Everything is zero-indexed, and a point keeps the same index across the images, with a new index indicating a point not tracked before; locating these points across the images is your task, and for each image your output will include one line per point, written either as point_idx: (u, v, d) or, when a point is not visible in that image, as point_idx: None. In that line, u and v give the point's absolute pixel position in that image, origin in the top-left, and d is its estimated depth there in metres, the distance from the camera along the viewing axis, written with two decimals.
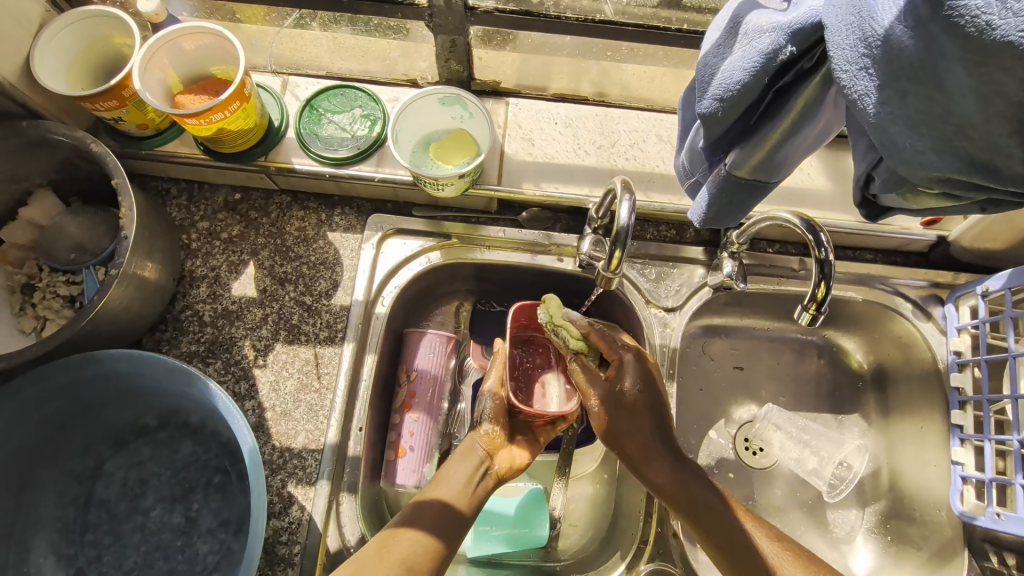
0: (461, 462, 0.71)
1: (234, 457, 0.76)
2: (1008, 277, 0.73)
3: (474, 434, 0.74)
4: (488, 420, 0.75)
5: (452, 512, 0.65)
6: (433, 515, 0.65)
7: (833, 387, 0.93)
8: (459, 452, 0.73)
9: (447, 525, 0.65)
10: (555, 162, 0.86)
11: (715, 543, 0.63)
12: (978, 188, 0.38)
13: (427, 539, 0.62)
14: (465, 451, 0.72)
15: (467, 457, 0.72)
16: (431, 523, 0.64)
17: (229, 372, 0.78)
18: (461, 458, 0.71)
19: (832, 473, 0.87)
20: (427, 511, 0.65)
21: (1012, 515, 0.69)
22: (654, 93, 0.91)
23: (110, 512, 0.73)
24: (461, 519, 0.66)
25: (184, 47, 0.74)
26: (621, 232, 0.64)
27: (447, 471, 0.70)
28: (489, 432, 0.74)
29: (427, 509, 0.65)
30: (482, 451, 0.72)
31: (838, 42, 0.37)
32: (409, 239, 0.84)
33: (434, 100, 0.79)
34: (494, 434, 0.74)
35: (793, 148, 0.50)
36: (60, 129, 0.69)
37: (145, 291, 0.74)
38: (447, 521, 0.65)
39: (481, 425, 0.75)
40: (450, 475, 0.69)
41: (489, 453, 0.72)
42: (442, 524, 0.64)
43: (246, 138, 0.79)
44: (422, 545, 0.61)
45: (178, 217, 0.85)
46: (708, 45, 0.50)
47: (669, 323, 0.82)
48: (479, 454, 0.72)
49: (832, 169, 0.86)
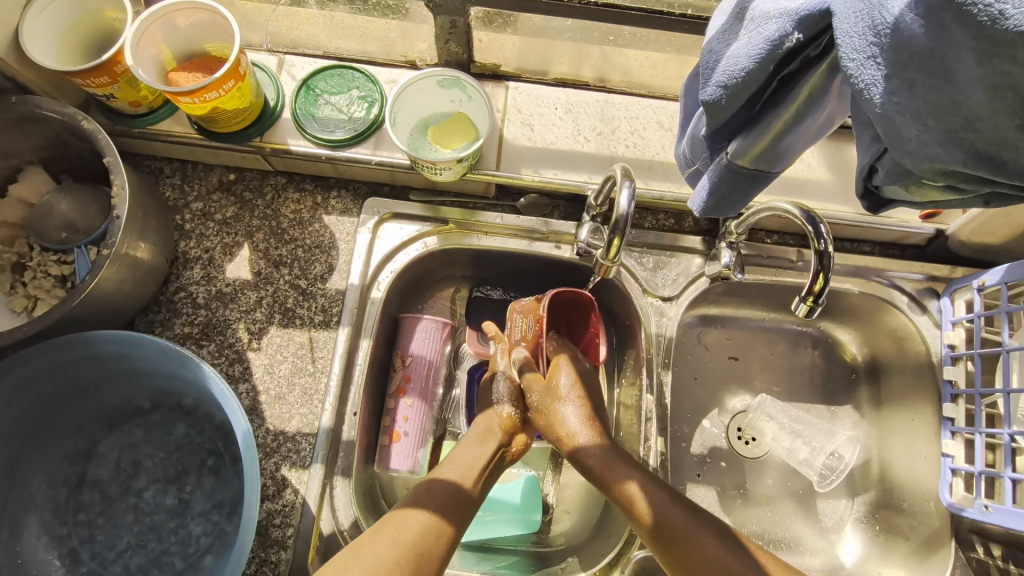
0: (479, 446, 0.71)
1: (228, 440, 0.75)
2: (1005, 272, 0.73)
3: (493, 417, 0.74)
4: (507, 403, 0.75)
5: (461, 494, 0.66)
6: (444, 497, 0.65)
7: (827, 378, 0.93)
8: (477, 433, 0.73)
9: (457, 508, 0.65)
10: (556, 148, 0.85)
11: (643, 528, 0.65)
12: (983, 181, 0.38)
13: (437, 521, 0.63)
14: (484, 435, 0.72)
15: (485, 441, 0.72)
16: (442, 506, 0.64)
17: (223, 355, 0.78)
18: (479, 442, 0.72)
19: (823, 463, 0.87)
20: (436, 492, 0.66)
21: (1000, 507, 0.69)
22: (656, 79, 0.90)
23: (102, 493, 0.73)
24: (468, 499, 0.66)
25: (177, 23, 0.72)
26: (620, 220, 0.63)
27: (463, 454, 0.70)
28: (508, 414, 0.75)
29: (438, 490, 0.66)
30: (501, 436, 0.73)
31: (846, 30, 0.36)
32: (406, 223, 0.84)
33: (432, 83, 0.77)
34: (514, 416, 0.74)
35: (795, 138, 0.50)
36: (50, 105, 0.68)
37: (137, 272, 0.73)
38: (455, 503, 0.65)
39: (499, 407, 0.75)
40: (465, 458, 0.70)
41: (506, 437, 0.73)
42: (451, 505, 0.65)
43: (242, 117, 0.78)
44: (430, 527, 0.62)
45: (172, 197, 0.84)
46: (714, 31, 0.49)
47: (665, 312, 0.82)
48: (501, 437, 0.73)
49: (833, 160, 0.85)
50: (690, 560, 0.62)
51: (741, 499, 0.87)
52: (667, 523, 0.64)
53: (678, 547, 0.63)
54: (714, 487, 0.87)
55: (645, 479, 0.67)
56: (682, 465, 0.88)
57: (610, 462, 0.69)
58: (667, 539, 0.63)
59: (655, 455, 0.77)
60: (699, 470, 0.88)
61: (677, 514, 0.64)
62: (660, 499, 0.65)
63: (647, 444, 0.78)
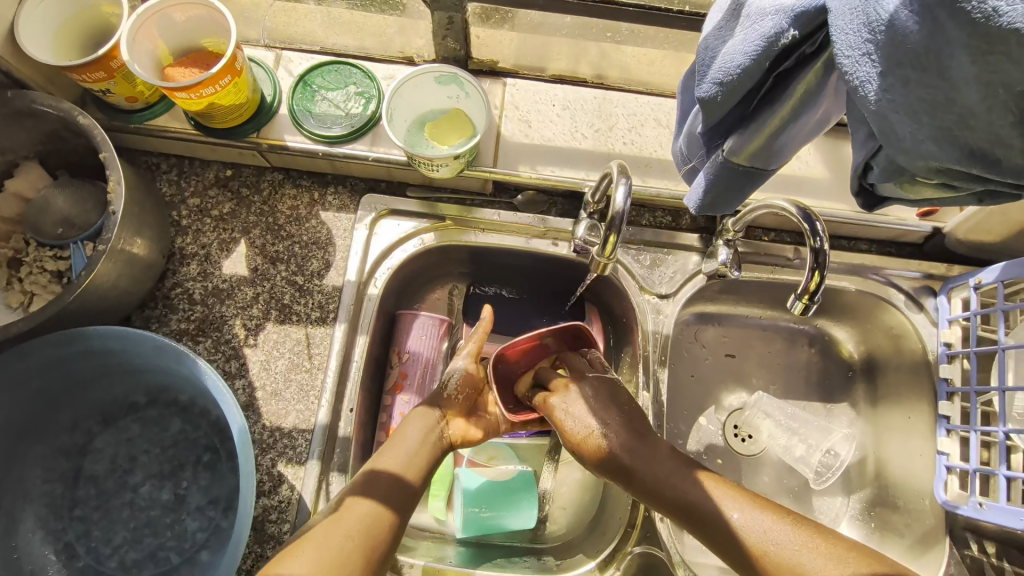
0: (417, 423, 0.72)
1: (224, 436, 0.75)
2: (1001, 270, 0.73)
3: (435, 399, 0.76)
4: (454, 385, 0.75)
5: (403, 484, 0.67)
6: (386, 488, 0.66)
7: (824, 376, 0.93)
8: (421, 410, 0.74)
9: (398, 496, 0.66)
10: (553, 145, 0.85)
11: (684, 520, 0.66)
12: (977, 179, 0.38)
13: (380, 510, 0.64)
14: (426, 411, 0.74)
15: (426, 419, 0.73)
16: (384, 494, 0.65)
17: (220, 351, 0.78)
18: (420, 420, 0.73)
19: (819, 461, 0.88)
20: (378, 479, 0.66)
21: (994, 505, 0.69)
22: (654, 76, 0.89)
23: (99, 488, 0.73)
24: (409, 486, 0.67)
25: (174, 18, 0.72)
26: (616, 217, 0.63)
27: (404, 435, 0.71)
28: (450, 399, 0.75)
29: (380, 479, 0.66)
30: (440, 415, 0.74)
31: (841, 27, 0.36)
32: (403, 220, 0.84)
33: (429, 79, 0.77)
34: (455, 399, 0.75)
35: (791, 136, 0.50)
36: (46, 100, 0.68)
37: (134, 268, 0.73)
38: (398, 491, 0.66)
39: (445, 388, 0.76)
40: (406, 440, 0.71)
41: (445, 416, 0.75)
42: (395, 494, 0.66)
43: (239, 113, 0.78)
44: (373, 515, 0.63)
45: (168, 192, 0.84)
46: (709, 28, 0.49)
47: (661, 309, 0.82)
48: (440, 415, 0.74)
49: (830, 157, 0.85)
50: (731, 549, 0.62)
51: None
52: (702, 514, 0.64)
53: (719, 535, 0.63)
54: None
55: (648, 459, 0.68)
56: None
57: (618, 449, 0.70)
58: (708, 530, 0.64)
59: None
60: None
61: (711, 505, 0.64)
62: (691, 492, 0.66)
63: None
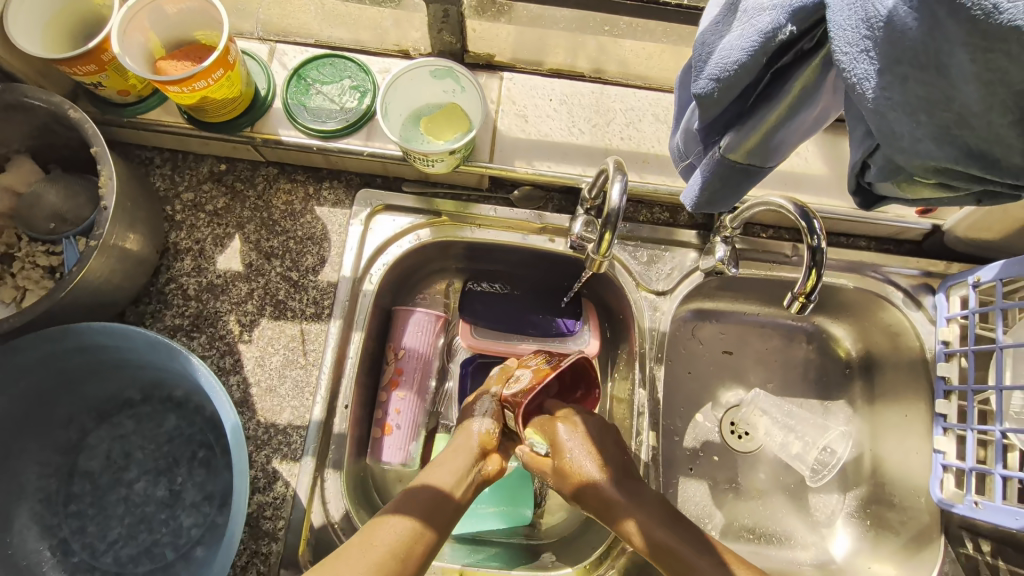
0: (456, 457, 0.71)
1: (219, 432, 0.75)
2: (1000, 269, 0.72)
3: (472, 432, 0.74)
4: (485, 420, 0.75)
5: (444, 503, 0.67)
6: (426, 505, 0.65)
7: (821, 372, 0.93)
8: (455, 446, 0.72)
9: (436, 515, 0.65)
10: (550, 140, 0.84)
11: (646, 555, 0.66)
12: (974, 179, 0.38)
13: (412, 530, 0.62)
14: (465, 447, 0.72)
15: (464, 452, 0.72)
16: (420, 513, 0.64)
17: (214, 347, 0.77)
18: (456, 454, 0.71)
19: (816, 458, 0.86)
20: (415, 499, 0.66)
21: (990, 504, 0.69)
22: (652, 70, 0.88)
23: (94, 484, 0.73)
24: (451, 506, 0.67)
25: (165, 11, 0.71)
26: (612, 213, 0.63)
27: (443, 462, 0.71)
28: (486, 432, 0.74)
29: (418, 497, 0.66)
30: (478, 452, 0.72)
31: (840, 23, 0.36)
32: (398, 216, 0.83)
33: (423, 73, 0.76)
34: (493, 434, 0.74)
35: (789, 132, 0.49)
36: (37, 94, 0.67)
37: (127, 263, 0.73)
38: (435, 509, 0.66)
39: (479, 424, 0.75)
40: (445, 465, 0.70)
41: (483, 453, 0.73)
42: (429, 515, 0.65)
43: (231, 108, 0.77)
44: (405, 536, 0.62)
45: (162, 186, 0.83)
46: (707, 22, 0.48)
47: (658, 306, 0.82)
48: (478, 452, 0.72)
49: (829, 152, 0.84)
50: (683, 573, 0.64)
51: (732, 494, 0.87)
52: (670, 551, 0.65)
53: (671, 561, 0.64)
54: (706, 481, 0.87)
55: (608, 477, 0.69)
56: (674, 459, 0.87)
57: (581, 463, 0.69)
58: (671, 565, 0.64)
59: (646, 449, 0.77)
60: (692, 464, 0.88)
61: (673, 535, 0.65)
62: (656, 530, 0.66)
63: (638, 438, 0.78)
